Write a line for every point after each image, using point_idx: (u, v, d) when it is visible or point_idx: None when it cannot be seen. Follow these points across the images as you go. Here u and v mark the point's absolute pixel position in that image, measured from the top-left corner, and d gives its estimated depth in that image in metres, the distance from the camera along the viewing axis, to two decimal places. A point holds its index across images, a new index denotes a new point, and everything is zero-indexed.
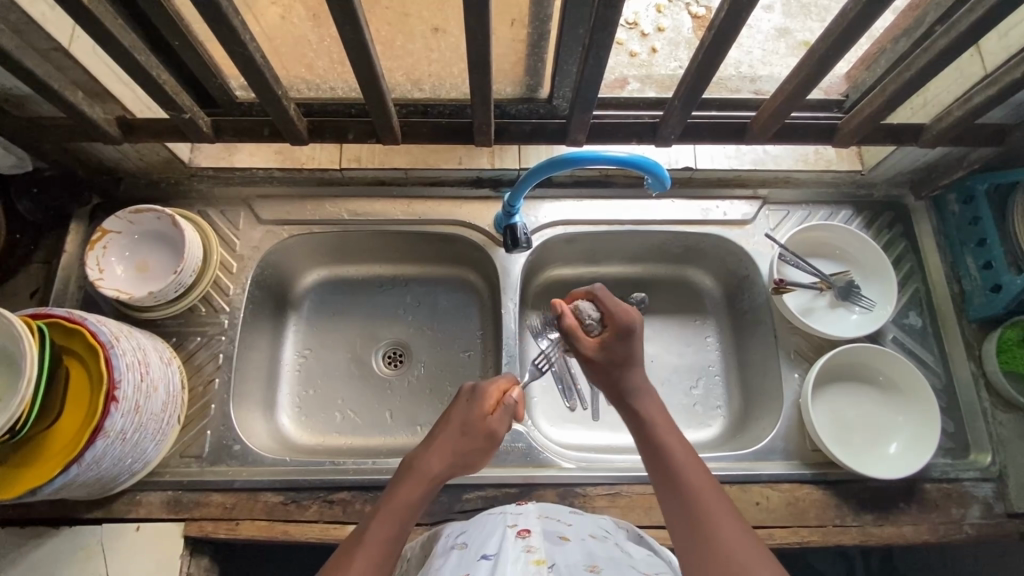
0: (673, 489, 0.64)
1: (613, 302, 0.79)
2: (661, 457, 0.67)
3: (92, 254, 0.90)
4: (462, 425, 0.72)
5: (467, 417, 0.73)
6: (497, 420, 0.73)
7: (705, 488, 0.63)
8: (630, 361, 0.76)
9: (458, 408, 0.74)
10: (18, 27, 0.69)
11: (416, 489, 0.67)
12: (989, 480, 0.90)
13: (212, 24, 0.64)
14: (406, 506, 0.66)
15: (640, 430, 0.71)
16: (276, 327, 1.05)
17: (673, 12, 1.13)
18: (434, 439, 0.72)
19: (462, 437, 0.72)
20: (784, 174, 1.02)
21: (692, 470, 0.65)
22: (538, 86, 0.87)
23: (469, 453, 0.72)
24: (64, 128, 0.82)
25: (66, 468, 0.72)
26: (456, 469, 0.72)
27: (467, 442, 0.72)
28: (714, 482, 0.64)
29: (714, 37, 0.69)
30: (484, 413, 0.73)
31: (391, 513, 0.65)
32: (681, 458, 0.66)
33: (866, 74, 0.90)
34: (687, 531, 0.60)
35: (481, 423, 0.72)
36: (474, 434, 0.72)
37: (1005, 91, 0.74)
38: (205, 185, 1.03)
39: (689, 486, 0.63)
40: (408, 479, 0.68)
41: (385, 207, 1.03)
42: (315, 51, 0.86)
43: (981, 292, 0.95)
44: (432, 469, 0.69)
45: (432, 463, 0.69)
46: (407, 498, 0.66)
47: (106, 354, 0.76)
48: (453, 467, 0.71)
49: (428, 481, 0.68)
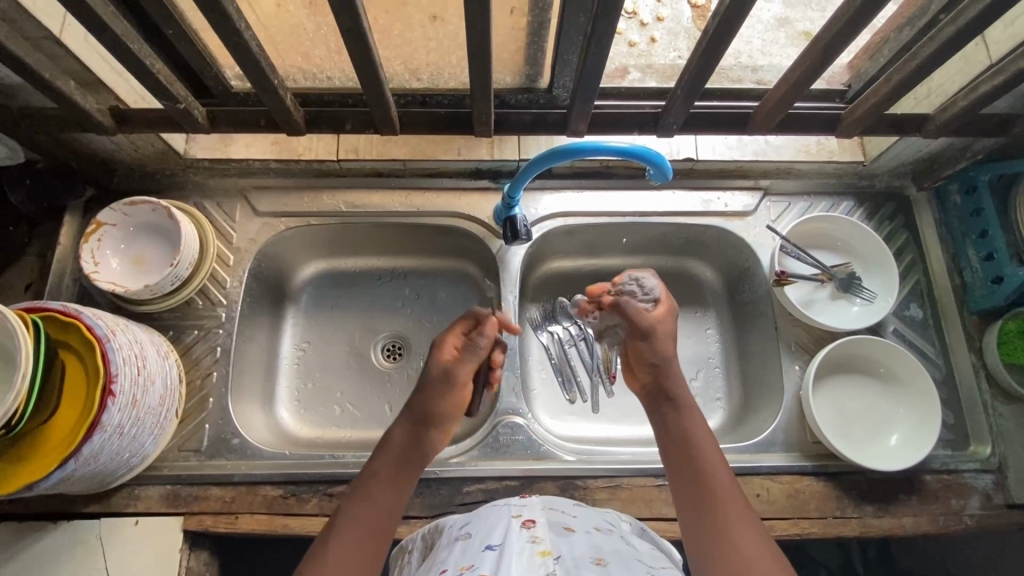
0: (691, 483, 0.65)
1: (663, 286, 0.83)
2: (680, 448, 0.69)
3: (86, 247, 0.89)
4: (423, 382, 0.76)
5: (428, 373, 0.76)
6: (450, 361, 0.76)
7: (722, 487, 0.64)
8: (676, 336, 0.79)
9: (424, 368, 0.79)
10: (8, 16, 0.67)
11: (386, 455, 0.71)
12: (989, 471, 0.90)
13: (207, 11, 0.63)
14: (375, 473, 0.70)
15: (665, 417, 0.72)
16: (274, 320, 1.04)
17: (672, 2, 1.11)
18: (402, 409, 0.76)
19: (426, 391, 0.75)
20: (786, 165, 1.02)
21: (715, 466, 0.66)
22: (538, 75, 0.86)
23: (433, 402, 0.74)
24: (56, 119, 0.80)
25: (63, 463, 0.71)
26: (430, 424, 0.74)
27: (429, 395, 0.75)
28: (733, 481, 0.65)
29: (718, 26, 0.68)
30: (440, 360, 0.77)
31: (364, 481, 0.69)
32: (704, 453, 0.67)
33: (868, 64, 0.89)
34: (699, 528, 0.62)
35: (438, 370, 0.76)
36: (436, 385, 0.75)
37: (1010, 81, 0.74)
38: (201, 176, 1.01)
39: (707, 483, 0.65)
40: (380, 449, 0.73)
41: (384, 198, 1.02)
42: (311, 40, 0.84)
43: (983, 283, 0.95)
44: (400, 434, 0.73)
45: (400, 430, 0.73)
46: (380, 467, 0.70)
47: (102, 348, 0.75)
48: (423, 422, 0.74)
49: (399, 446, 0.72)
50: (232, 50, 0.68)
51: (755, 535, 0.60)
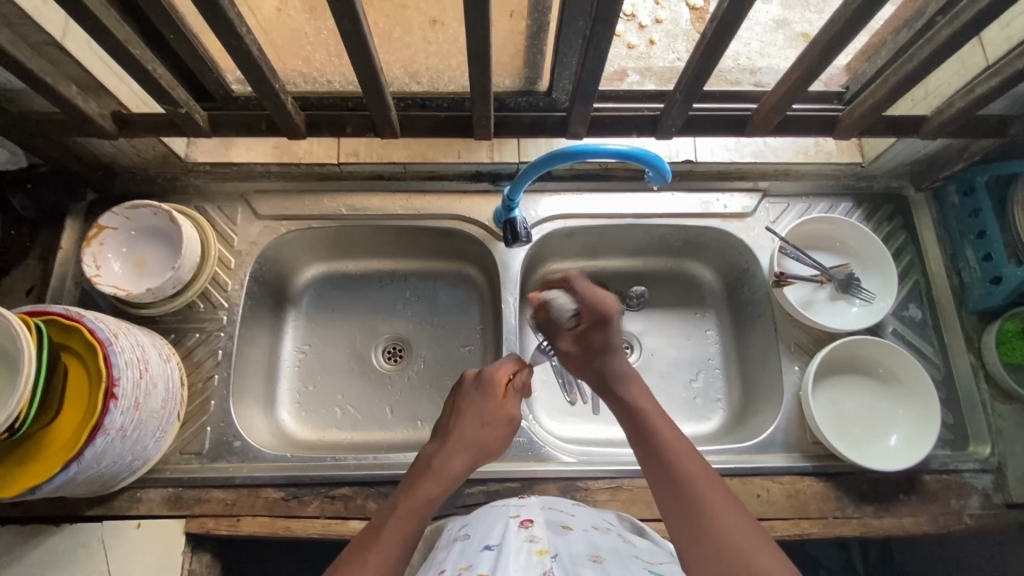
0: (670, 480, 0.63)
1: (589, 292, 0.74)
2: (653, 447, 0.66)
3: (88, 251, 0.90)
4: (480, 417, 0.75)
5: (489, 410, 0.75)
6: (509, 406, 0.77)
7: (705, 481, 0.61)
8: (610, 348, 0.74)
9: (471, 399, 0.77)
10: (11, 21, 0.68)
11: (438, 487, 0.68)
12: (988, 471, 0.90)
13: (208, 17, 0.64)
14: (424, 501, 0.66)
15: (632, 419, 0.70)
16: (275, 323, 1.05)
17: (671, 4, 1.12)
18: (450, 439, 0.73)
19: (483, 429, 0.74)
20: (785, 166, 1.02)
21: (691, 462, 0.63)
22: (538, 78, 0.87)
23: (488, 444, 0.75)
24: (58, 124, 0.81)
25: (66, 467, 0.71)
26: (475, 462, 0.74)
27: (484, 435, 0.74)
28: (710, 472, 0.63)
29: (715, 29, 0.68)
30: (499, 399, 0.77)
31: (412, 507, 0.65)
32: (678, 451, 0.65)
33: (866, 65, 0.90)
34: (679, 518, 0.60)
35: (498, 409, 0.76)
36: (491, 425, 0.75)
37: (1006, 82, 0.74)
38: (202, 180, 1.02)
39: (687, 479, 0.62)
40: (429, 477, 0.69)
41: (384, 201, 1.03)
42: (311, 44, 0.85)
43: (981, 284, 0.95)
44: (455, 468, 0.71)
45: (453, 463, 0.71)
46: (428, 496, 0.67)
47: (105, 351, 0.75)
48: (473, 461, 0.73)
49: (449, 480, 0.70)
50: (233, 55, 0.69)
51: (745, 528, 0.58)
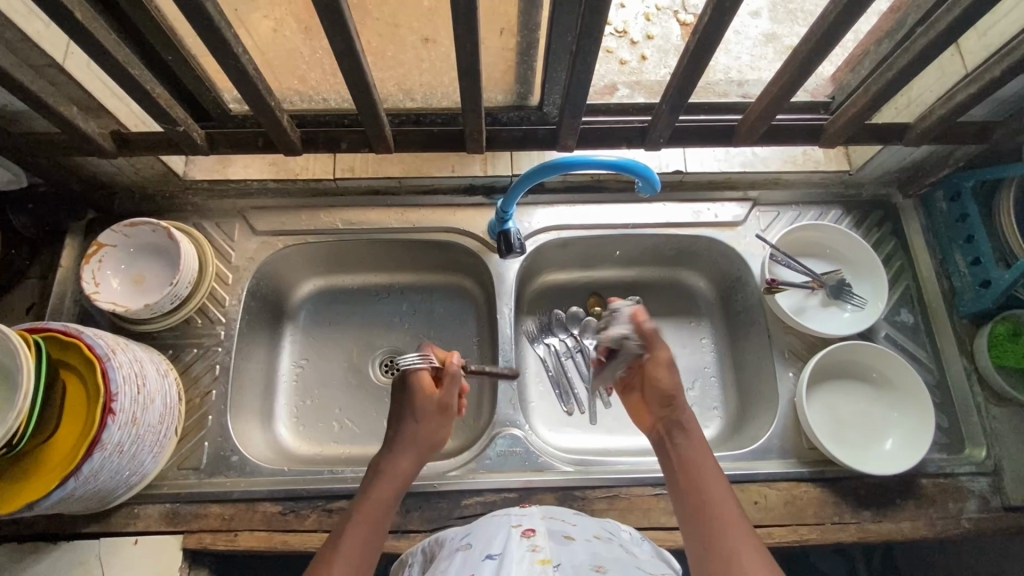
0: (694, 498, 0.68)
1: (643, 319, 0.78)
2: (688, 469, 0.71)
3: (87, 268, 0.91)
4: (414, 413, 0.78)
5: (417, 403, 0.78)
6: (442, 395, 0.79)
7: (722, 502, 0.66)
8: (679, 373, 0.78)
9: (404, 398, 0.80)
10: (13, 44, 0.70)
11: (389, 486, 0.73)
12: (985, 474, 0.91)
13: (205, 37, 0.65)
14: (378, 504, 0.71)
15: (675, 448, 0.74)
16: (273, 337, 1.05)
17: (662, 21, 1.15)
18: (393, 439, 0.77)
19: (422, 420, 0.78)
20: (774, 175, 1.04)
21: (718, 491, 0.68)
22: (528, 93, 0.89)
23: (430, 435, 0.78)
24: (58, 145, 0.82)
25: (63, 482, 0.72)
26: (426, 451, 0.78)
27: (423, 425, 0.78)
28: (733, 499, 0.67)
29: (698, 42, 0.70)
30: (429, 393, 0.79)
31: (368, 514, 0.70)
32: (709, 475, 0.70)
33: (850, 76, 0.91)
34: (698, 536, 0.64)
35: (429, 402, 0.79)
36: (430, 418, 0.79)
37: (984, 90, 0.76)
38: (200, 198, 1.03)
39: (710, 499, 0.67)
40: (381, 480, 0.74)
41: (381, 215, 1.04)
42: (307, 63, 0.87)
43: (971, 288, 0.96)
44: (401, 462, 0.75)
45: (399, 459, 0.76)
46: (380, 498, 0.72)
47: (102, 367, 0.76)
48: (419, 449, 0.77)
49: (398, 479, 0.74)
50: (230, 73, 0.71)
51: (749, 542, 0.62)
